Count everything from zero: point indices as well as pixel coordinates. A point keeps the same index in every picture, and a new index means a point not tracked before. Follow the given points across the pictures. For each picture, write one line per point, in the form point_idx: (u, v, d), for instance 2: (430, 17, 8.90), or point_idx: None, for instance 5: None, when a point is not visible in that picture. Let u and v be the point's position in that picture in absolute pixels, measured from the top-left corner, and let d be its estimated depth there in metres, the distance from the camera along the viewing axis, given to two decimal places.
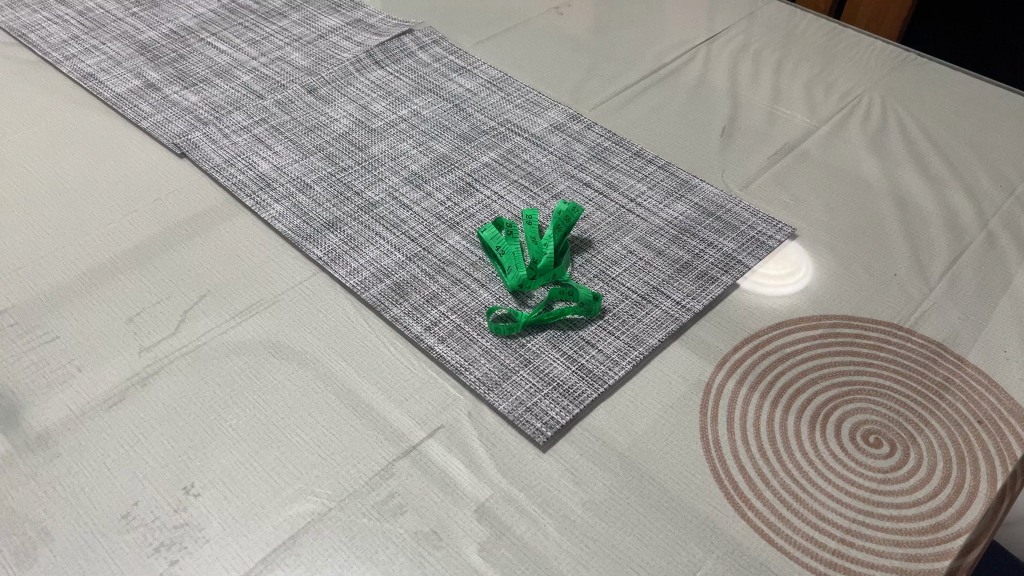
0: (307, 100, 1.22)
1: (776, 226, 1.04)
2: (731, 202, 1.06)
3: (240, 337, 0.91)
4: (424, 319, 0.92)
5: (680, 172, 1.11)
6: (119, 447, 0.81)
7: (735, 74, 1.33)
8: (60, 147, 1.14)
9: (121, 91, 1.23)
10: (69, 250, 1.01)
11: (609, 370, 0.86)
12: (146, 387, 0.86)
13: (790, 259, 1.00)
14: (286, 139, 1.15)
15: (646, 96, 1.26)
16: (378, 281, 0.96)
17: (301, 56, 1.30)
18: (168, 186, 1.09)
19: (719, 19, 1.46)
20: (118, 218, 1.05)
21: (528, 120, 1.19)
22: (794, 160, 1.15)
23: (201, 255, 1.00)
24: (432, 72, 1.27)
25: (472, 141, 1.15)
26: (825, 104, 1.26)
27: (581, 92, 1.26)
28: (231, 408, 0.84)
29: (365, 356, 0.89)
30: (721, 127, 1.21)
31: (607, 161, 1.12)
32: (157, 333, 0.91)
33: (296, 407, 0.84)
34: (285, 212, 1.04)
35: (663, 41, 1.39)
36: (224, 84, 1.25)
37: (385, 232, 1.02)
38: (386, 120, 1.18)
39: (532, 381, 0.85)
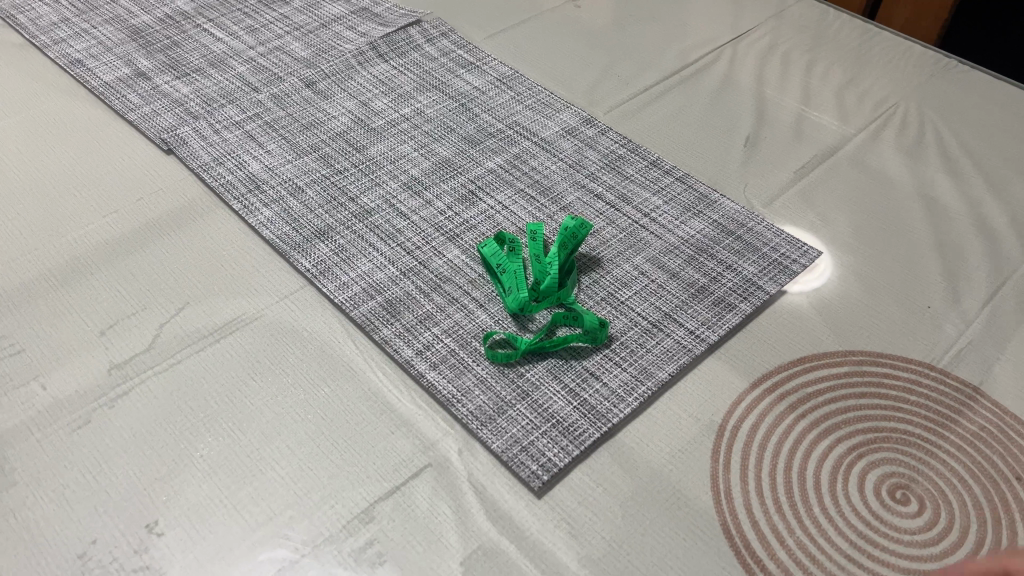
0: (305, 94, 1.15)
1: (801, 248, 0.96)
2: (754, 219, 0.99)
3: (218, 357, 0.84)
4: (416, 342, 0.85)
5: (699, 184, 1.03)
6: (80, 477, 0.75)
7: (761, 77, 1.24)
8: (41, 139, 1.08)
9: (110, 79, 1.16)
10: (42, 252, 0.94)
11: (614, 407, 0.79)
12: (114, 410, 0.80)
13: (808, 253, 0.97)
14: (280, 137, 1.08)
15: (666, 99, 1.18)
16: (369, 298, 0.89)
17: (301, 46, 1.23)
18: (152, 184, 1.03)
19: (745, 17, 1.37)
20: (97, 218, 0.98)
21: (539, 122, 1.11)
22: (822, 173, 1.07)
23: (182, 262, 0.94)
24: (438, 68, 1.20)
25: (478, 144, 1.08)
26: (858, 112, 1.17)
27: (596, 94, 1.18)
28: (203, 436, 0.78)
29: (350, 382, 0.82)
30: (745, 135, 1.13)
31: (621, 171, 1.04)
32: (129, 348, 0.85)
33: (273, 437, 0.78)
34: (274, 217, 0.98)
35: (685, 39, 1.31)
36: (218, 75, 1.18)
37: (380, 243, 0.95)
38: (387, 119, 1.11)
39: (529, 417, 0.78)
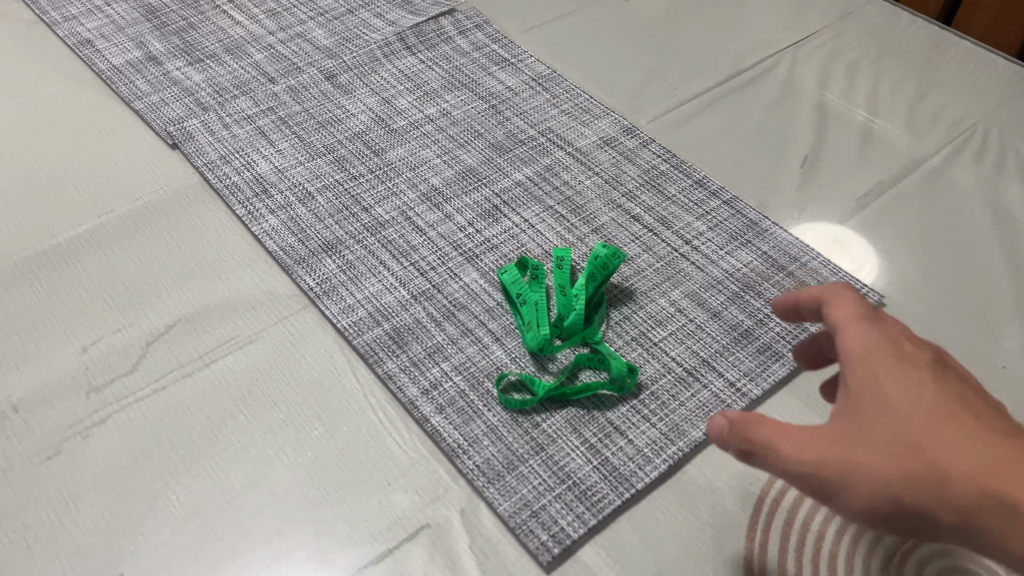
0: (323, 88, 1.06)
1: (859, 290, 0.86)
2: (808, 254, 0.88)
3: (205, 384, 0.77)
4: (423, 379, 0.77)
5: (748, 209, 0.93)
6: (44, 517, 0.68)
7: (823, 87, 1.13)
8: (41, 127, 1.01)
9: (118, 63, 1.09)
10: (29, 253, 0.87)
11: (639, 470, 0.71)
12: (88, 440, 0.73)
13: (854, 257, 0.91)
14: (293, 135, 1.00)
15: (716, 108, 1.08)
16: (375, 324, 0.81)
17: (324, 34, 1.15)
18: (153, 182, 0.95)
19: (808, 18, 1.25)
20: (91, 218, 0.91)
21: (575, 130, 1.02)
22: (887, 203, 0.97)
23: (176, 272, 0.86)
24: (469, 64, 1.10)
25: (506, 152, 0.98)
26: (930, 132, 1.06)
27: (639, 102, 1.08)
28: (181, 475, 0.71)
29: (346, 421, 0.75)
30: (802, 155, 1.02)
31: (662, 190, 0.95)
32: (111, 369, 0.78)
33: (258, 481, 0.70)
34: (279, 226, 0.90)
35: (741, 41, 1.20)
36: (233, 62, 1.10)
37: (392, 262, 0.87)
38: (410, 119, 1.02)
39: (543, 477, 0.70)
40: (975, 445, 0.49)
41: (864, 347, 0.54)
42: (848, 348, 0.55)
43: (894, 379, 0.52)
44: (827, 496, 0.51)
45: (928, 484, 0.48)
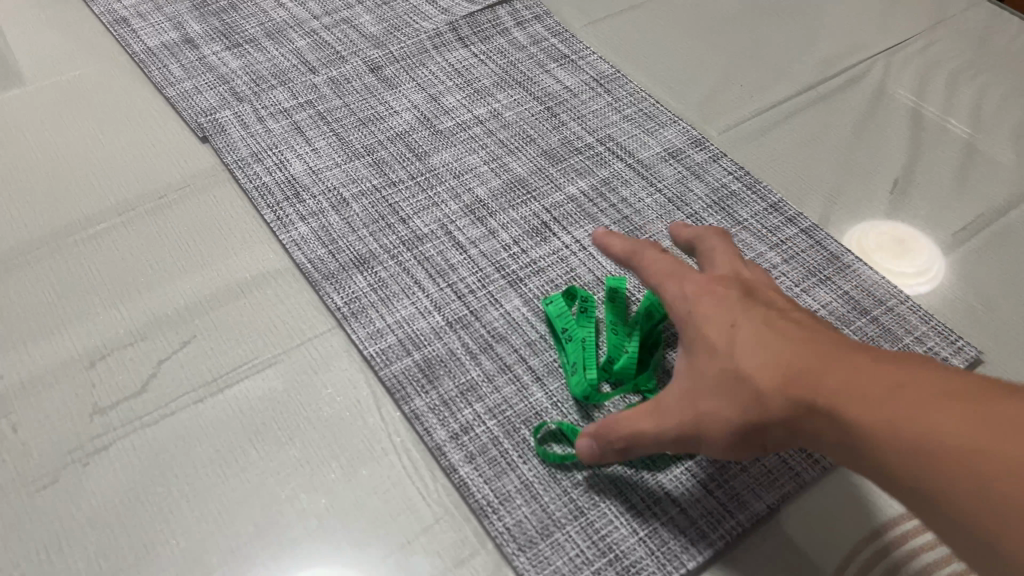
0: (367, 81, 0.98)
1: (954, 342, 0.75)
2: (895, 297, 0.78)
3: (217, 412, 0.70)
4: (453, 422, 0.69)
5: (828, 241, 0.83)
6: (34, 556, 0.62)
7: (918, 100, 1.01)
8: (68, 111, 0.95)
9: (153, 45, 1.02)
10: (43, 250, 0.81)
11: (691, 546, 0.62)
12: (87, 469, 0.67)
13: (918, 261, 0.84)
14: (331, 132, 0.92)
15: (795, 120, 0.98)
16: (404, 353, 0.73)
17: (371, 20, 1.07)
18: (179, 177, 0.89)
19: (904, 19, 1.13)
20: (110, 214, 0.85)
21: (638, 139, 0.92)
22: (988, 239, 0.85)
23: (196, 280, 0.80)
24: (526, 59, 1.01)
25: (560, 161, 0.90)
26: None
27: (709, 110, 0.98)
28: (183, 517, 0.64)
29: (367, 465, 0.67)
30: (892, 178, 0.92)
31: (731, 213, 0.85)
32: (119, 389, 0.71)
33: (265, 530, 0.64)
34: (309, 235, 0.83)
35: (827, 43, 1.09)
36: (273, 48, 1.02)
37: (428, 282, 0.79)
38: (457, 119, 0.94)
39: (580, 547, 0.62)
40: (773, 360, 0.52)
41: (678, 300, 0.60)
42: (670, 307, 0.61)
43: (710, 323, 0.57)
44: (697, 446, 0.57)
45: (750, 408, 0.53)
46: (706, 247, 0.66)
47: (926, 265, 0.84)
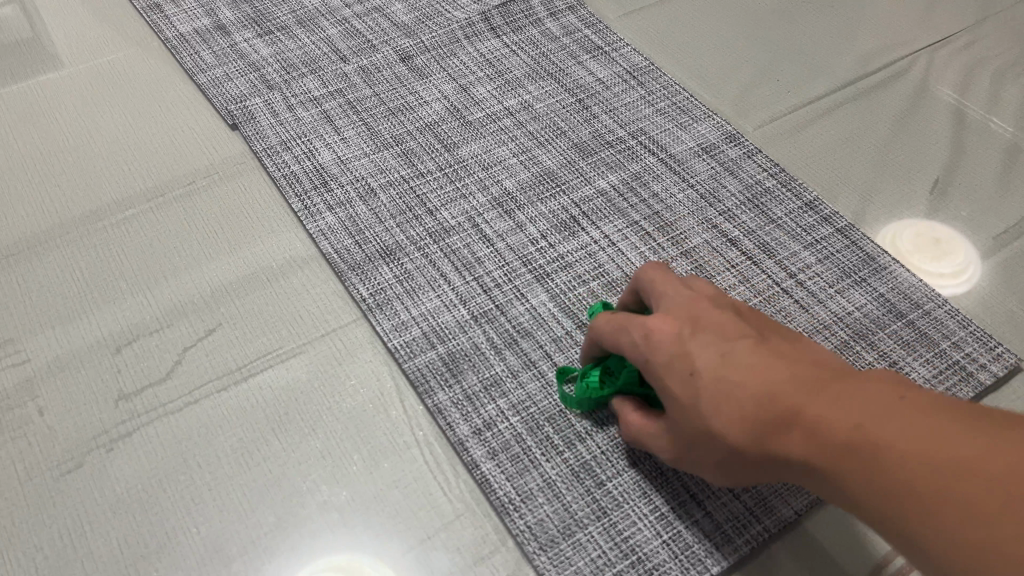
0: (398, 70, 0.97)
1: (994, 348, 0.73)
2: (933, 300, 0.76)
3: (241, 402, 0.70)
4: (476, 417, 0.68)
5: (864, 241, 0.81)
6: (58, 541, 0.62)
7: (960, 98, 0.98)
8: (101, 97, 0.95)
9: (185, 31, 1.02)
10: (73, 235, 0.82)
11: (716, 552, 0.61)
12: (112, 456, 0.67)
13: (956, 264, 0.82)
14: (360, 122, 0.92)
15: (833, 117, 0.95)
16: (429, 347, 0.73)
17: (403, 9, 1.06)
18: (208, 164, 0.88)
19: (949, 14, 1.10)
20: (140, 200, 0.85)
21: (670, 134, 0.91)
22: None
23: (223, 268, 0.79)
24: (558, 51, 1.00)
25: (590, 155, 0.88)
26: None
27: (744, 105, 0.96)
28: (204, 505, 0.64)
29: (389, 459, 0.67)
30: (932, 177, 0.89)
31: (765, 210, 0.83)
32: (144, 376, 0.72)
33: (286, 521, 0.64)
34: (336, 225, 0.82)
35: (867, 38, 1.06)
36: (304, 36, 1.02)
37: (454, 275, 0.78)
38: (487, 110, 0.93)
39: (602, 549, 0.61)
40: (734, 423, 0.50)
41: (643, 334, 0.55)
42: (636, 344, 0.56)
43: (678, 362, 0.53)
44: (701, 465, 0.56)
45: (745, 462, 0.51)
46: (643, 277, 0.60)
47: (963, 269, 0.81)
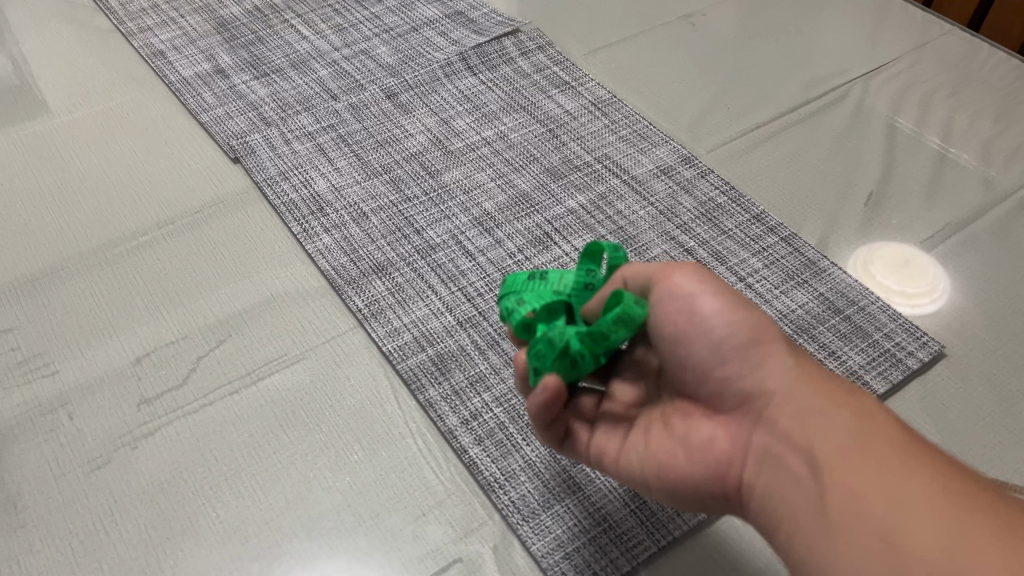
0: (384, 107, 1.07)
1: (920, 338, 0.83)
2: (867, 298, 0.86)
3: (251, 402, 0.78)
4: (463, 409, 0.76)
5: (806, 248, 0.90)
6: (90, 526, 0.69)
7: (893, 120, 1.09)
8: (111, 136, 1.04)
9: (188, 75, 1.12)
10: (92, 261, 0.90)
11: (677, 517, 0.69)
12: (136, 453, 0.74)
13: (920, 283, 0.90)
14: (351, 153, 1.01)
15: (779, 140, 1.06)
16: (419, 349, 0.81)
17: (387, 51, 1.16)
18: (213, 195, 0.97)
19: (882, 45, 1.22)
20: (152, 229, 0.93)
21: (632, 157, 1.00)
22: (954, 247, 0.93)
23: (231, 286, 0.88)
24: (530, 86, 1.10)
25: (560, 178, 0.98)
26: (1005, 171, 1.02)
27: (699, 131, 1.07)
28: (221, 493, 0.72)
29: (386, 448, 0.75)
30: (867, 191, 0.99)
31: (718, 223, 0.93)
32: (163, 383, 0.79)
33: (295, 504, 0.71)
34: (332, 245, 0.91)
35: (809, 69, 1.17)
36: (298, 77, 1.12)
37: (440, 286, 0.87)
38: (466, 140, 1.02)
39: (577, 518, 0.69)
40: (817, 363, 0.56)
41: None
42: None
43: None
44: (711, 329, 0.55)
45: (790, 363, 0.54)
46: None
47: (926, 288, 0.89)
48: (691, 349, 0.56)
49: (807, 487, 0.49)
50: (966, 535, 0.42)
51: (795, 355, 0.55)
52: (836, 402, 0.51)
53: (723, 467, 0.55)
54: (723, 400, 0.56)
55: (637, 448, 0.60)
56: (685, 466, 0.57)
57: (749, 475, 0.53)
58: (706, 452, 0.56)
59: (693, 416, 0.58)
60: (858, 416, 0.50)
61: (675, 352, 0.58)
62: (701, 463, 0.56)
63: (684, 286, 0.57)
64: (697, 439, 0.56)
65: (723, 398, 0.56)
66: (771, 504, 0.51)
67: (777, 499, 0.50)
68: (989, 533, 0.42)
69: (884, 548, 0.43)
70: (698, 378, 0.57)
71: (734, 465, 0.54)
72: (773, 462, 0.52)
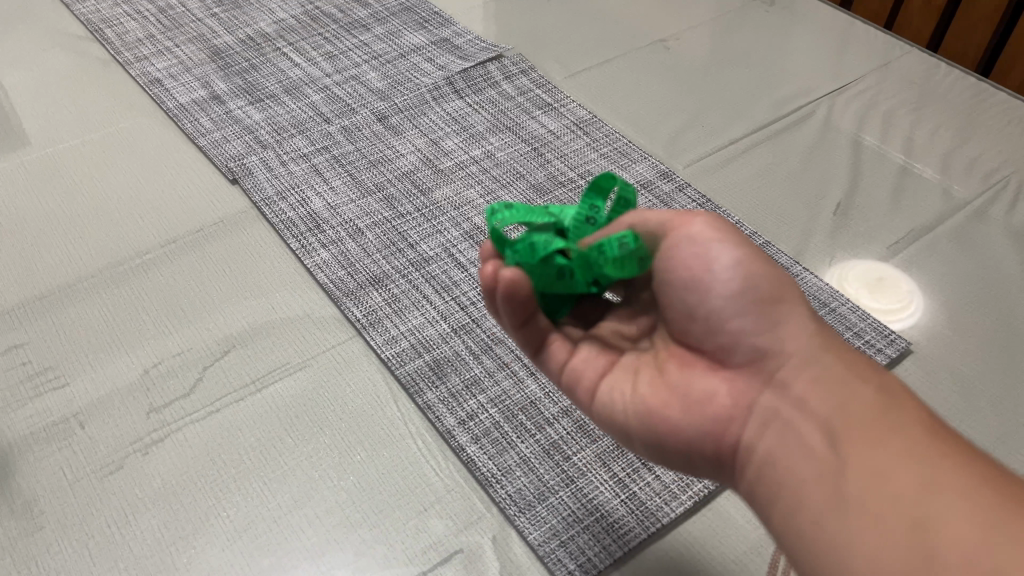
0: (375, 129, 1.12)
1: (887, 336, 0.88)
2: (837, 300, 0.91)
3: (257, 408, 0.82)
4: (460, 410, 0.81)
5: (779, 255, 0.96)
6: (105, 528, 0.72)
7: (859, 135, 1.16)
8: (112, 161, 1.08)
9: (185, 101, 1.16)
10: (98, 279, 0.93)
11: (665, 506, 0.74)
12: (147, 458, 0.77)
13: (896, 300, 0.94)
14: (345, 173, 1.06)
15: (751, 156, 1.11)
16: (416, 355, 0.85)
17: (377, 77, 1.21)
18: (213, 216, 1.01)
19: (847, 66, 1.28)
20: (155, 247, 0.97)
21: (613, 173, 1.06)
22: (918, 252, 0.99)
23: (233, 300, 0.92)
24: (514, 108, 1.15)
25: (546, 194, 1.03)
26: (965, 181, 1.08)
27: (676, 148, 1.12)
28: (231, 493, 0.75)
29: (387, 448, 0.79)
30: (835, 202, 1.05)
31: None
32: (170, 392, 0.83)
33: (302, 503, 0.75)
34: (330, 260, 0.95)
35: (779, 88, 1.24)
36: (291, 102, 1.16)
37: (434, 296, 0.91)
38: (455, 159, 1.07)
39: (571, 508, 0.73)
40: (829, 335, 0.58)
41: None
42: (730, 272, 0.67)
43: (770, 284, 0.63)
44: (719, 278, 0.58)
45: (805, 328, 0.58)
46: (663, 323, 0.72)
47: (902, 304, 0.93)
48: (705, 297, 0.59)
49: (820, 458, 0.52)
50: (991, 514, 0.45)
51: (809, 322, 0.58)
52: (848, 389, 0.54)
53: (723, 425, 0.58)
54: (730, 355, 0.59)
55: (627, 393, 0.63)
56: (680, 419, 0.59)
57: (751, 436, 0.57)
58: (706, 406, 0.58)
59: (691, 369, 0.61)
60: (874, 404, 0.53)
61: (685, 299, 0.60)
62: (699, 416, 0.58)
63: (701, 235, 0.60)
64: (695, 393, 0.59)
65: (731, 352, 0.59)
66: (776, 468, 0.54)
67: (786, 464, 0.54)
68: (1009, 509, 0.45)
69: (904, 517, 0.47)
70: (707, 329, 0.59)
71: (734, 423, 0.58)
72: (782, 432, 0.55)
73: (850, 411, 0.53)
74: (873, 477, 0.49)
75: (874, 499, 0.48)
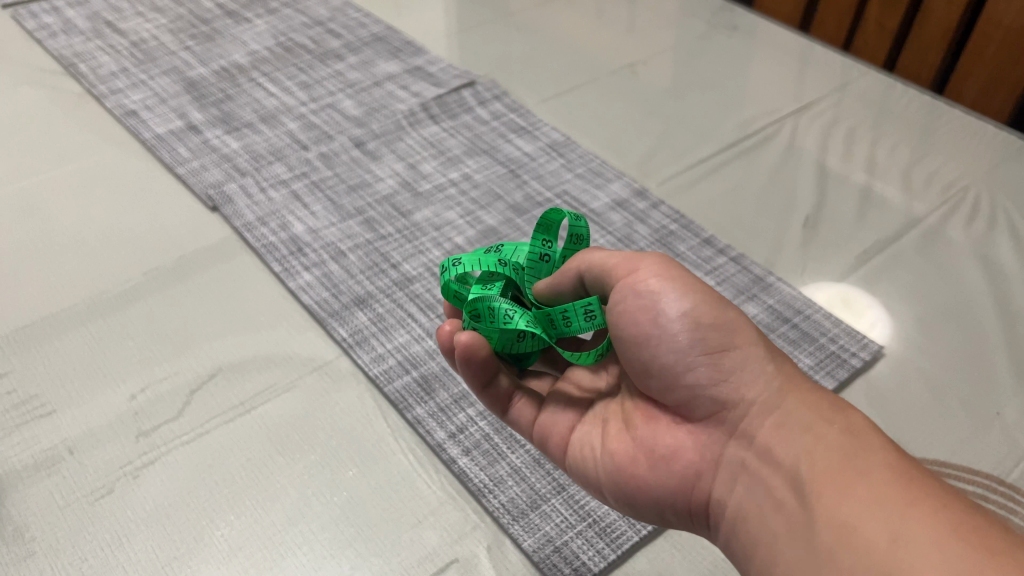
0: (354, 154, 1.14)
1: (860, 340, 0.91)
2: (811, 307, 0.95)
3: (246, 429, 0.82)
4: (449, 424, 0.81)
5: (753, 266, 0.99)
6: (98, 551, 0.72)
7: (822, 152, 1.20)
8: (89, 192, 1.08)
9: (162, 132, 1.17)
10: (81, 307, 0.93)
11: None
12: (137, 482, 0.77)
13: (868, 318, 0.96)
14: (325, 198, 1.07)
15: (720, 174, 1.15)
16: (404, 372, 0.86)
17: (352, 104, 1.23)
18: (195, 243, 1.02)
19: (807, 86, 1.33)
20: (138, 276, 0.97)
21: (590, 192, 1.08)
22: (884, 261, 1.03)
23: (217, 324, 0.92)
24: (489, 132, 1.18)
25: (525, 213, 1.05)
26: (925, 194, 1.12)
27: (647, 168, 1.16)
28: (224, 513, 0.75)
29: (379, 464, 0.79)
30: (803, 216, 1.09)
31: (672, 247, 1.01)
32: (158, 416, 0.82)
33: (296, 520, 0.75)
34: (313, 282, 0.96)
35: (743, 109, 1.28)
36: (269, 130, 1.18)
37: (419, 314, 0.93)
38: (434, 182, 1.09)
39: (564, 515, 0.74)
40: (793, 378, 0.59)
41: None
42: None
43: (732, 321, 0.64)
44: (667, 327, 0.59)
45: (762, 374, 0.58)
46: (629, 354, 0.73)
47: (874, 318, 0.95)
48: (656, 353, 0.60)
49: (795, 513, 0.52)
50: (967, 564, 0.43)
51: (767, 365, 0.59)
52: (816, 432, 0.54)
53: (691, 479, 0.59)
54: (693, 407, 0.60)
55: (596, 451, 0.65)
56: (647, 477, 0.61)
57: (719, 490, 0.58)
58: (672, 462, 0.60)
59: (655, 424, 0.62)
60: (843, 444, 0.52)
61: (639, 354, 0.61)
62: (664, 474, 0.60)
63: (647, 285, 0.62)
64: (660, 449, 0.60)
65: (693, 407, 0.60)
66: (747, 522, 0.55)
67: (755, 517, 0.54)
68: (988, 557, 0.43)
69: None
70: (664, 385, 0.61)
71: (701, 478, 0.59)
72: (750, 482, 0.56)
73: (815, 460, 0.52)
74: (841, 538, 0.47)
75: (848, 557, 0.47)
